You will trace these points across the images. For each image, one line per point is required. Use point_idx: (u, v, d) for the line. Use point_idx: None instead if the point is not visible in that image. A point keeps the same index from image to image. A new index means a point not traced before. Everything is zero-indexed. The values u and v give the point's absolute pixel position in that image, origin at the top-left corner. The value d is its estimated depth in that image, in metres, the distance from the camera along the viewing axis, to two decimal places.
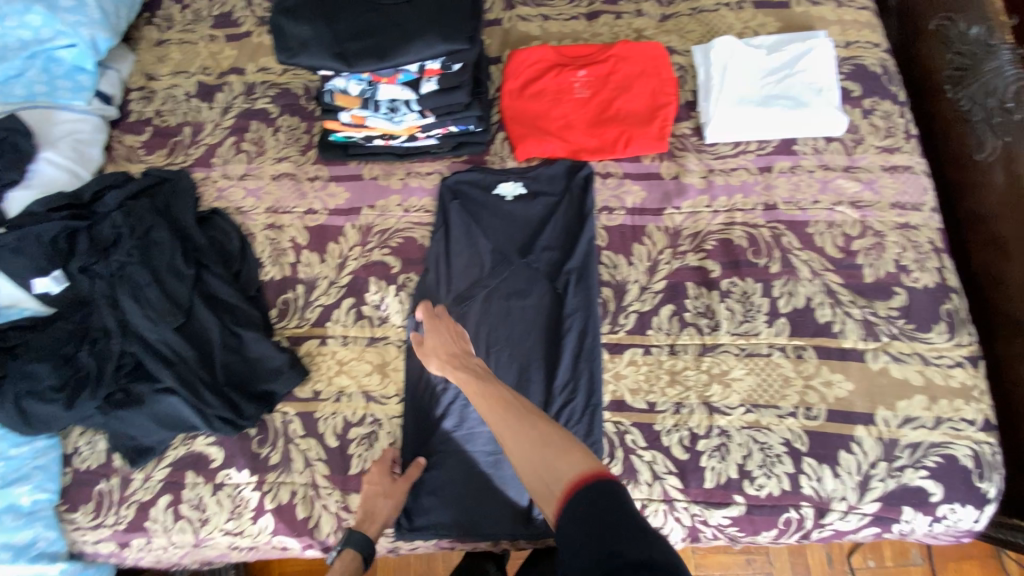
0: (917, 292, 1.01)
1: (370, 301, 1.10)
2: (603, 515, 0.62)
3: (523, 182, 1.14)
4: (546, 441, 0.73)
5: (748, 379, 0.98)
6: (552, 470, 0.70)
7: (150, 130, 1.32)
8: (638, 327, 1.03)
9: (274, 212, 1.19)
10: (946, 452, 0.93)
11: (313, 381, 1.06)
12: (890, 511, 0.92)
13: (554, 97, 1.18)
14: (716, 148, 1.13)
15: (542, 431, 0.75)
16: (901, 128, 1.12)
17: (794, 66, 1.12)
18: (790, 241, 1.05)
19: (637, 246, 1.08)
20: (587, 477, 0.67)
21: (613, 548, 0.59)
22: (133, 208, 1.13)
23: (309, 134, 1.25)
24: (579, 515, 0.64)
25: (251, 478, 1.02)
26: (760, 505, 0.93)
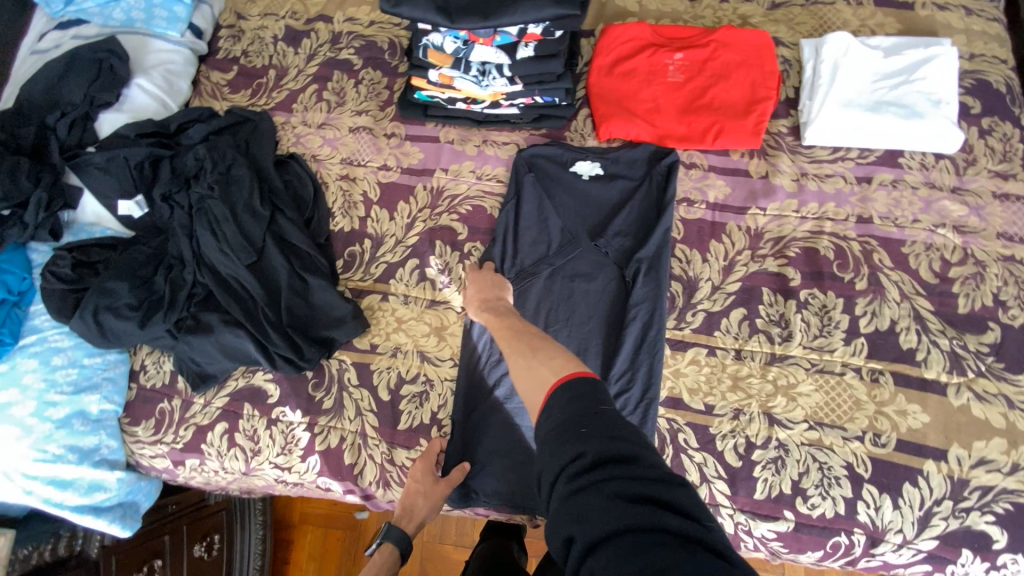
0: (1013, 331, 0.94)
1: (434, 264, 1.11)
2: (572, 414, 0.61)
3: (601, 163, 1.11)
4: (545, 361, 0.74)
5: (816, 396, 0.94)
6: (541, 384, 0.70)
7: (235, 69, 1.33)
8: (705, 326, 1.01)
9: (348, 163, 1.20)
10: (1022, 502, 0.88)
11: (372, 335, 1.08)
12: (946, 551, 0.88)
13: (645, 78, 1.13)
14: (813, 151, 1.06)
15: (543, 354, 0.76)
16: (1020, 154, 1.04)
17: (914, 71, 1.04)
18: (881, 258, 0.99)
19: (714, 243, 1.04)
20: (569, 380, 0.66)
21: (576, 441, 0.58)
22: (216, 143, 1.16)
23: (389, 90, 1.24)
24: (553, 418, 0.63)
25: (303, 419, 1.06)
26: (809, 525, 0.91)
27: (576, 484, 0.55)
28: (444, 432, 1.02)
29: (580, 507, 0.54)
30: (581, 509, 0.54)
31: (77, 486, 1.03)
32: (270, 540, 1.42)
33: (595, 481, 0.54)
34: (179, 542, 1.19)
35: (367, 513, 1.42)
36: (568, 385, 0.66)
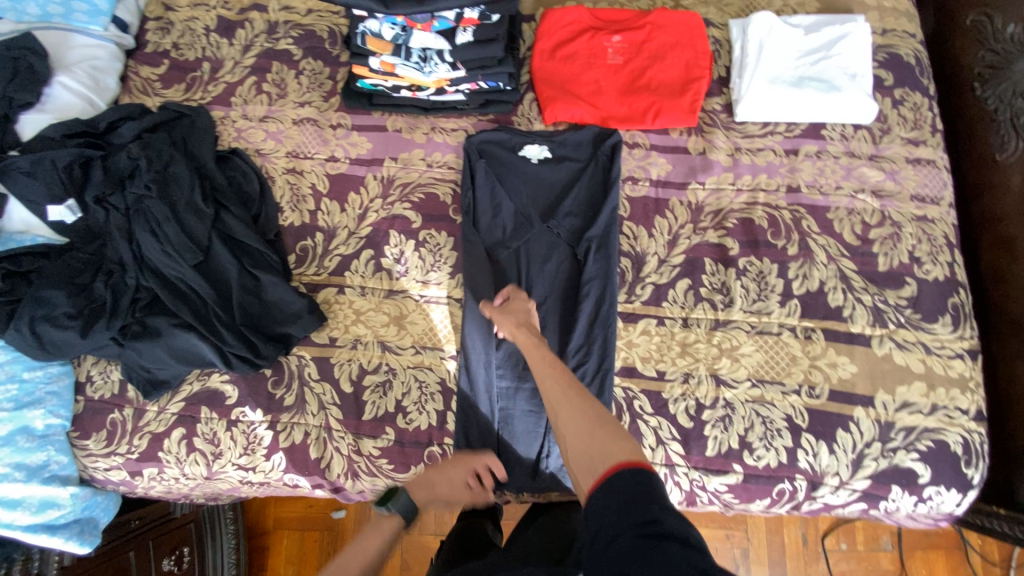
0: (928, 284, 1.03)
1: (389, 253, 1.10)
2: (644, 489, 0.62)
3: (549, 146, 1.13)
4: (598, 421, 0.76)
5: (757, 356, 1.01)
6: (601, 446, 0.71)
7: (166, 63, 1.28)
8: (654, 298, 1.05)
9: (294, 156, 1.17)
10: (938, 438, 0.97)
11: (329, 328, 1.07)
12: (878, 489, 0.97)
13: (586, 61, 1.16)
14: (745, 127, 1.12)
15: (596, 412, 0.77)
16: (928, 122, 1.12)
17: (831, 48, 1.11)
18: (810, 225, 1.06)
19: (659, 219, 1.09)
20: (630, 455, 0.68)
21: (648, 509, 0.60)
22: (150, 141, 1.11)
23: (332, 80, 1.22)
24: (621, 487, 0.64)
25: (265, 417, 1.05)
26: (756, 475, 0.98)
27: (644, 546, 0.57)
28: (409, 418, 1.02)
29: (647, 560, 0.55)
30: (646, 563, 0.55)
31: (27, 505, 0.99)
32: (244, 547, 1.39)
33: (666, 550, 0.56)
34: (145, 555, 1.16)
35: (344, 512, 1.41)
36: (636, 463, 0.66)
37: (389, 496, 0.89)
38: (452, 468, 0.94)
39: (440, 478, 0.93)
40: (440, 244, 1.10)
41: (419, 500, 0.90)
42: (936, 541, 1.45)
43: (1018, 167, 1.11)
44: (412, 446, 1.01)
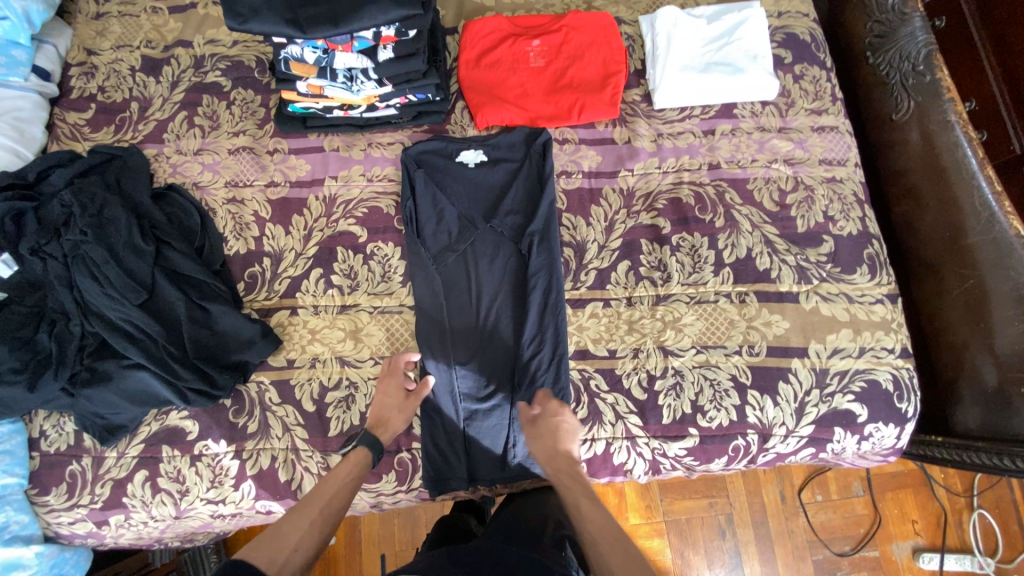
0: (843, 239, 1.11)
1: (339, 270, 1.13)
2: None
3: (483, 150, 1.18)
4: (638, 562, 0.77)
5: (698, 324, 1.07)
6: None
7: (93, 107, 1.26)
8: (598, 282, 1.11)
9: (233, 186, 1.18)
10: (870, 378, 1.05)
11: (286, 350, 1.09)
12: (823, 432, 1.04)
13: (510, 67, 1.21)
14: (664, 113, 1.20)
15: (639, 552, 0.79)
16: (828, 92, 1.21)
17: (732, 34, 1.19)
18: (732, 197, 1.14)
19: (594, 208, 1.15)
20: None
21: None
22: (82, 187, 1.11)
23: (265, 107, 1.23)
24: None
25: (230, 447, 1.04)
26: (711, 436, 1.03)
27: None
28: None
29: None
30: None
31: None
32: None
33: None
34: None
35: (335, 538, 1.39)
36: None
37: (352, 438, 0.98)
38: (391, 394, 1.02)
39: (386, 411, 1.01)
40: (388, 255, 1.13)
41: (382, 437, 0.99)
42: (904, 481, 1.54)
43: (913, 124, 1.20)
44: (381, 455, 1.03)
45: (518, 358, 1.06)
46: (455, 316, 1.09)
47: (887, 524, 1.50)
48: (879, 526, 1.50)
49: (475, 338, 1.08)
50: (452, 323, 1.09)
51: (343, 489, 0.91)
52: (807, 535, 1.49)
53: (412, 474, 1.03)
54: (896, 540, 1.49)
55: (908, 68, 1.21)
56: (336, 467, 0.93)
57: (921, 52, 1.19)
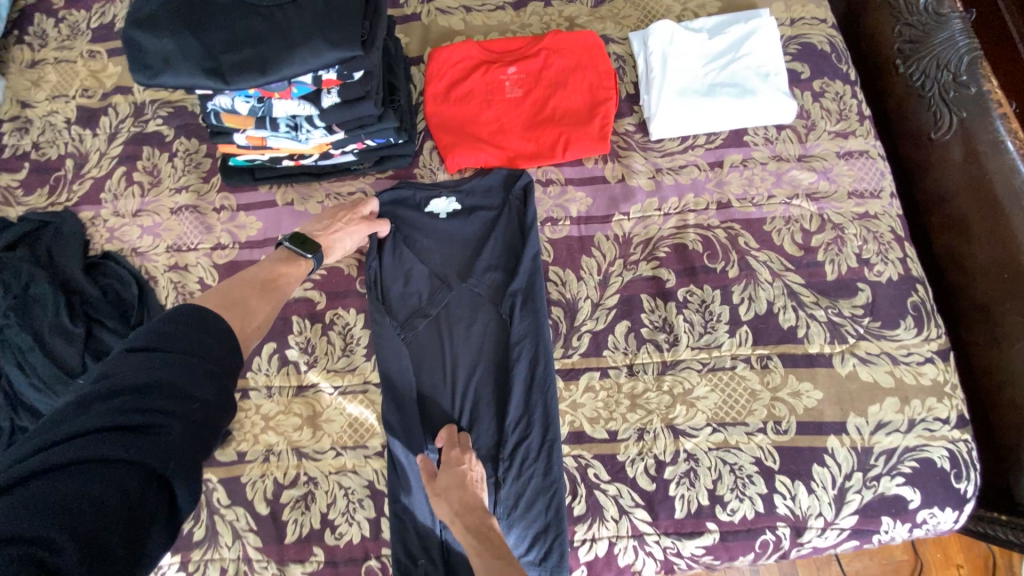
0: (882, 286, 0.94)
1: (295, 344, 0.98)
2: None
3: (456, 197, 1.03)
4: None
5: (713, 397, 0.91)
6: None
7: (27, 166, 1.14)
8: (593, 348, 0.95)
9: (176, 251, 1.04)
10: (923, 456, 0.88)
11: (236, 442, 0.94)
12: (868, 523, 0.87)
13: (483, 99, 1.06)
14: (663, 144, 1.04)
15: None
16: (854, 110, 1.03)
17: (738, 49, 1.02)
18: (747, 241, 0.97)
19: (586, 259, 0.99)
20: None
21: None
22: (7, 261, 0.99)
23: (211, 158, 1.10)
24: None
25: (174, 559, 0.91)
26: (734, 531, 0.87)
27: None
28: (339, 533, 0.89)
29: None
30: None
31: None
32: None
33: None
34: None
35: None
36: None
37: (300, 238, 0.92)
38: (351, 234, 0.96)
39: (340, 241, 0.94)
40: (350, 323, 0.99)
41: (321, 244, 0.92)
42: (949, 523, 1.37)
43: (957, 143, 1.03)
44: (347, 564, 0.89)
45: (501, 443, 0.91)
46: (428, 393, 0.95)
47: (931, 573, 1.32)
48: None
49: (451, 419, 0.93)
50: (423, 402, 0.94)
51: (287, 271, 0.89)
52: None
53: None
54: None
55: (948, 77, 1.04)
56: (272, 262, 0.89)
57: (963, 59, 1.04)
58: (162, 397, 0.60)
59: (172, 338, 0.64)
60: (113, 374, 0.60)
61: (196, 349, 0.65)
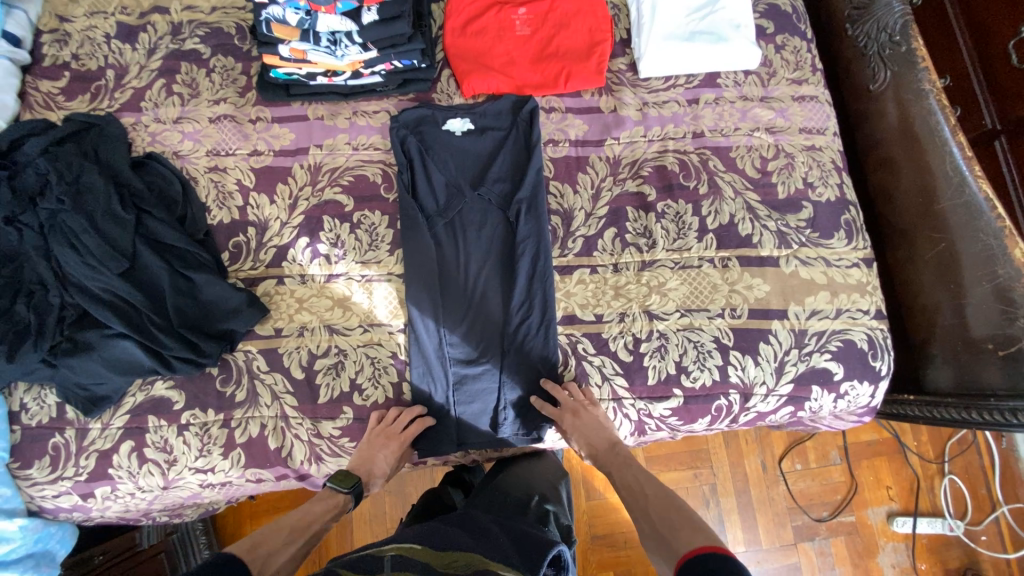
0: (821, 205, 1.14)
1: (325, 239, 1.12)
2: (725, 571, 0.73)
3: (470, 118, 1.17)
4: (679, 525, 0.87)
5: (683, 288, 1.09)
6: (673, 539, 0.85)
7: (67, 75, 1.21)
8: (585, 249, 1.12)
9: (215, 155, 1.16)
10: (847, 337, 1.08)
11: (273, 319, 1.08)
12: (801, 391, 1.07)
13: (496, 35, 1.20)
14: (650, 82, 1.21)
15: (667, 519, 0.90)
16: (808, 62, 1.23)
17: (716, 3, 1.19)
18: (716, 164, 1.16)
19: (581, 175, 1.16)
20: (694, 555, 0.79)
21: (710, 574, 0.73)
22: (57, 154, 1.07)
23: (246, 75, 1.21)
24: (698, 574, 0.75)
25: (217, 416, 1.04)
26: (695, 396, 1.06)
27: None
28: (365, 395, 1.05)
29: None
30: None
31: None
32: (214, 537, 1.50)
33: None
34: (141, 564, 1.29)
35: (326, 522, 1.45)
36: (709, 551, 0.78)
37: (341, 475, 0.98)
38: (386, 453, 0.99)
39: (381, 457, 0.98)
40: (375, 223, 1.13)
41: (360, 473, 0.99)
42: (881, 452, 1.75)
43: (890, 94, 1.23)
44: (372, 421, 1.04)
45: (508, 323, 1.08)
46: (445, 284, 1.10)
47: (864, 490, 1.72)
48: (855, 493, 1.72)
49: (465, 304, 1.10)
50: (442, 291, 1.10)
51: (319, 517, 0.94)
52: (787, 502, 1.70)
53: None
54: (871, 504, 1.72)
55: (885, 39, 1.23)
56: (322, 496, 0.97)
57: (898, 22, 1.21)
58: None
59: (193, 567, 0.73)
60: None
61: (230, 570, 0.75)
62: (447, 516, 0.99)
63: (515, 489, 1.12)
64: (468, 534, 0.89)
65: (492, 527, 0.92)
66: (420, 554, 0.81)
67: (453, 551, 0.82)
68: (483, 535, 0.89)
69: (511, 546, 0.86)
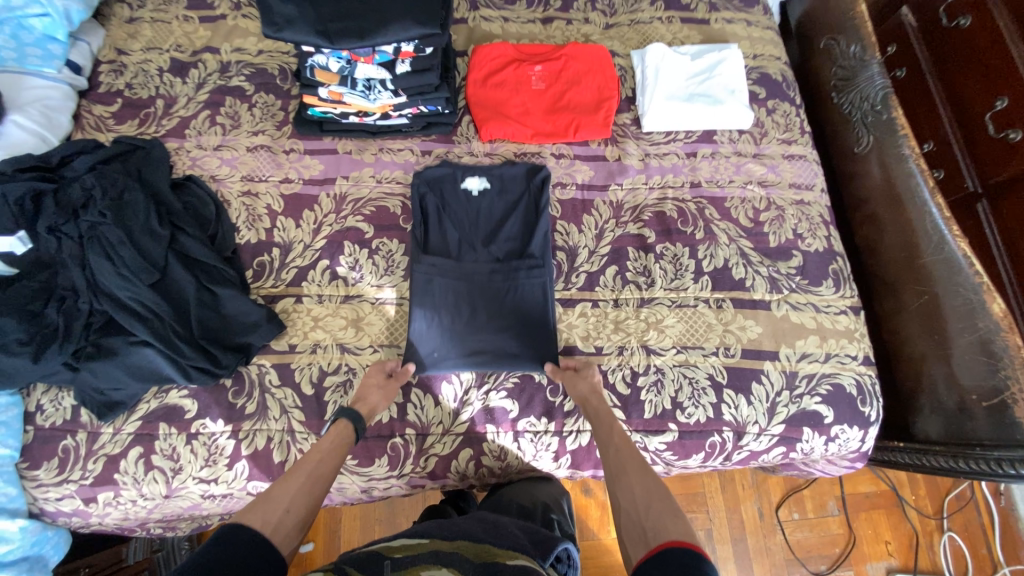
0: (810, 254, 1.22)
1: (345, 263, 1.19)
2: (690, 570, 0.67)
3: (487, 179, 1.26)
4: (663, 503, 0.80)
5: (679, 326, 1.15)
6: (658, 522, 0.77)
7: (120, 101, 1.33)
8: (587, 285, 1.19)
9: (249, 180, 1.26)
10: (836, 381, 1.13)
11: (289, 335, 1.13)
12: (793, 432, 1.11)
13: (513, 87, 1.32)
14: (652, 136, 1.32)
15: (655, 494, 0.83)
16: (797, 125, 1.34)
17: (712, 71, 1.32)
18: (712, 213, 1.24)
19: (586, 217, 1.24)
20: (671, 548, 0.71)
21: None
22: (105, 172, 1.15)
23: (284, 111, 1.32)
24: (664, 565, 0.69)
25: (227, 427, 1.07)
26: (690, 431, 1.10)
27: None
28: None
29: None
30: None
31: None
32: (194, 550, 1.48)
33: None
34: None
35: (312, 545, 1.41)
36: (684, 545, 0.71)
37: (343, 421, 0.98)
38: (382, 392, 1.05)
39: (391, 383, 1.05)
40: (392, 250, 1.21)
41: (362, 410, 1.01)
42: (880, 506, 1.74)
43: (873, 156, 1.33)
44: (375, 440, 1.08)
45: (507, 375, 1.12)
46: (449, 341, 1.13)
47: (862, 543, 1.70)
48: (853, 546, 1.70)
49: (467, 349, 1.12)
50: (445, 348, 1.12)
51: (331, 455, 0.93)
52: (784, 553, 1.68)
53: (403, 461, 1.08)
54: (869, 558, 1.69)
55: (867, 107, 1.34)
56: (326, 443, 0.94)
57: (879, 92, 1.31)
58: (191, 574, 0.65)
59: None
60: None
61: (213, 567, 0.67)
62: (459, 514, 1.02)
63: (522, 497, 1.15)
64: (477, 526, 0.92)
65: (501, 519, 0.97)
66: (431, 546, 0.84)
67: (461, 541, 0.87)
68: (491, 525, 0.95)
69: (519, 533, 0.93)
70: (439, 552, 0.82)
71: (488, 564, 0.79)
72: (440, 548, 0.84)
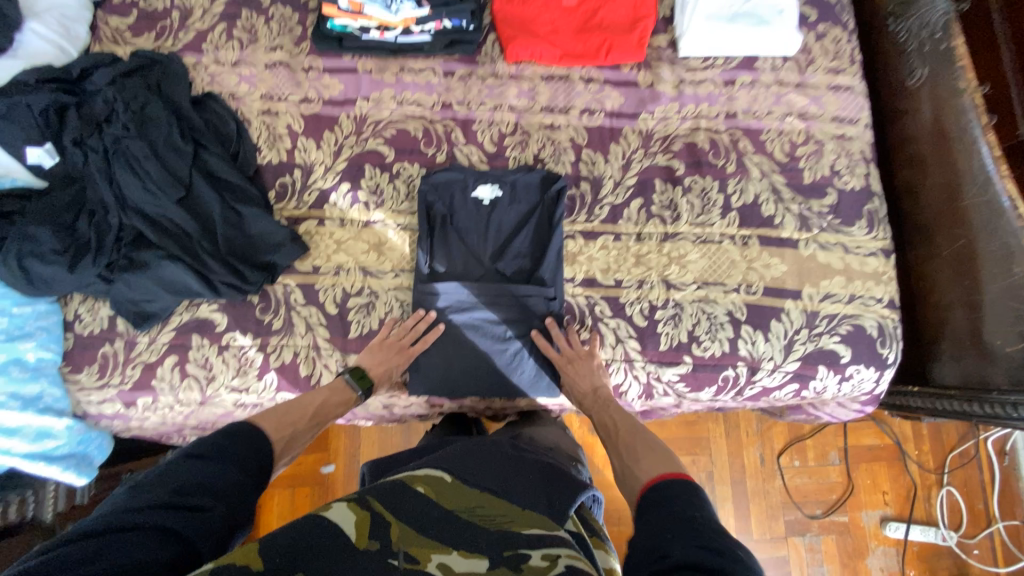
0: (846, 193, 1.17)
1: (365, 186, 1.18)
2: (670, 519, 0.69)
3: (499, 187, 1.17)
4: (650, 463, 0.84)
5: (701, 262, 1.14)
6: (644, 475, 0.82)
7: (135, 12, 1.28)
8: (611, 217, 1.17)
9: (268, 99, 1.23)
10: (857, 322, 1.12)
11: (313, 257, 1.15)
12: (807, 369, 1.11)
13: (543, 3, 1.23)
14: (688, 62, 1.24)
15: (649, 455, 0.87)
16: (848, 53, 1.24)
17: None
18: (746, 145, 1.19)
19: (614, 146, 1.20)
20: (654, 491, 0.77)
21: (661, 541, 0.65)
22: (125, 85, 1.13)
23: (302, 26, 1.27)
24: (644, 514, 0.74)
25: (255, 341, 1.12)
26: (704, 364, 1.11)
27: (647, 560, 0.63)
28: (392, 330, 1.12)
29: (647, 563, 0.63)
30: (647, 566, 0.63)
31: (24, 434, 1.04)
32: None
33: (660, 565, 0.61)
34: None
35: (333, 467, 1.50)
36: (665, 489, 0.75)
37: (357, 373, 1.04)
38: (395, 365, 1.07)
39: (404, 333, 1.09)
40: (413, 175, 1.19)
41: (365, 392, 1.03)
42: (883, 458, 1.77)
43: (925, 90, 1.23)
44: None
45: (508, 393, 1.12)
46: (455, 362, 1.11)
47: (859, 491, 1.75)
48: (850, 493, 1.75)
49: (472, 379, 1.11)
50: (450, 371, 1.11)
51: (337, 408, 1.01)
52: (782, 495, 1.74)
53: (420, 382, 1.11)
54: (865, 506, 1.75)
55: (925, 35, 1.22)
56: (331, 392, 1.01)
57: (939, 20, 1.19)
58: (202, 480, 0.70)
59: (203, 481, 0.70)
60: (199, 468, 0.71)
61: (224, 478, 0.73)
62: (484, 438, 0.94)
63: (545, 439, 1.08)
64: (501, 472, 0.82)
65: (530, 463, 0.87)
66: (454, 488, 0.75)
67: (486, 487, 0.77)
68: (519, 469, 0.84)
69: (542, 488, 0.81)
70: (452, 516, 0.70)
71: (504, 542, 0.68)
72: (462, 491, 0.75)
